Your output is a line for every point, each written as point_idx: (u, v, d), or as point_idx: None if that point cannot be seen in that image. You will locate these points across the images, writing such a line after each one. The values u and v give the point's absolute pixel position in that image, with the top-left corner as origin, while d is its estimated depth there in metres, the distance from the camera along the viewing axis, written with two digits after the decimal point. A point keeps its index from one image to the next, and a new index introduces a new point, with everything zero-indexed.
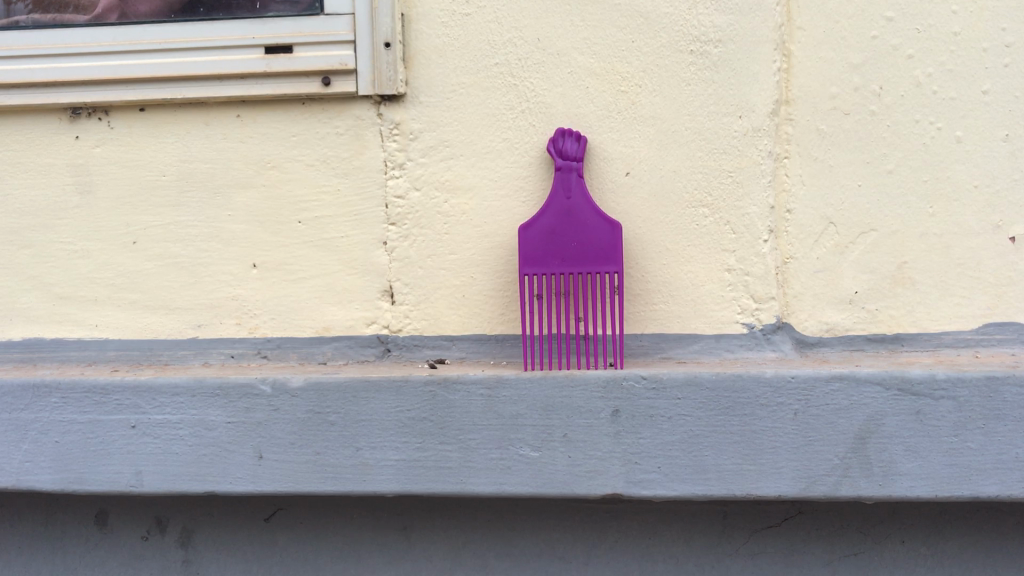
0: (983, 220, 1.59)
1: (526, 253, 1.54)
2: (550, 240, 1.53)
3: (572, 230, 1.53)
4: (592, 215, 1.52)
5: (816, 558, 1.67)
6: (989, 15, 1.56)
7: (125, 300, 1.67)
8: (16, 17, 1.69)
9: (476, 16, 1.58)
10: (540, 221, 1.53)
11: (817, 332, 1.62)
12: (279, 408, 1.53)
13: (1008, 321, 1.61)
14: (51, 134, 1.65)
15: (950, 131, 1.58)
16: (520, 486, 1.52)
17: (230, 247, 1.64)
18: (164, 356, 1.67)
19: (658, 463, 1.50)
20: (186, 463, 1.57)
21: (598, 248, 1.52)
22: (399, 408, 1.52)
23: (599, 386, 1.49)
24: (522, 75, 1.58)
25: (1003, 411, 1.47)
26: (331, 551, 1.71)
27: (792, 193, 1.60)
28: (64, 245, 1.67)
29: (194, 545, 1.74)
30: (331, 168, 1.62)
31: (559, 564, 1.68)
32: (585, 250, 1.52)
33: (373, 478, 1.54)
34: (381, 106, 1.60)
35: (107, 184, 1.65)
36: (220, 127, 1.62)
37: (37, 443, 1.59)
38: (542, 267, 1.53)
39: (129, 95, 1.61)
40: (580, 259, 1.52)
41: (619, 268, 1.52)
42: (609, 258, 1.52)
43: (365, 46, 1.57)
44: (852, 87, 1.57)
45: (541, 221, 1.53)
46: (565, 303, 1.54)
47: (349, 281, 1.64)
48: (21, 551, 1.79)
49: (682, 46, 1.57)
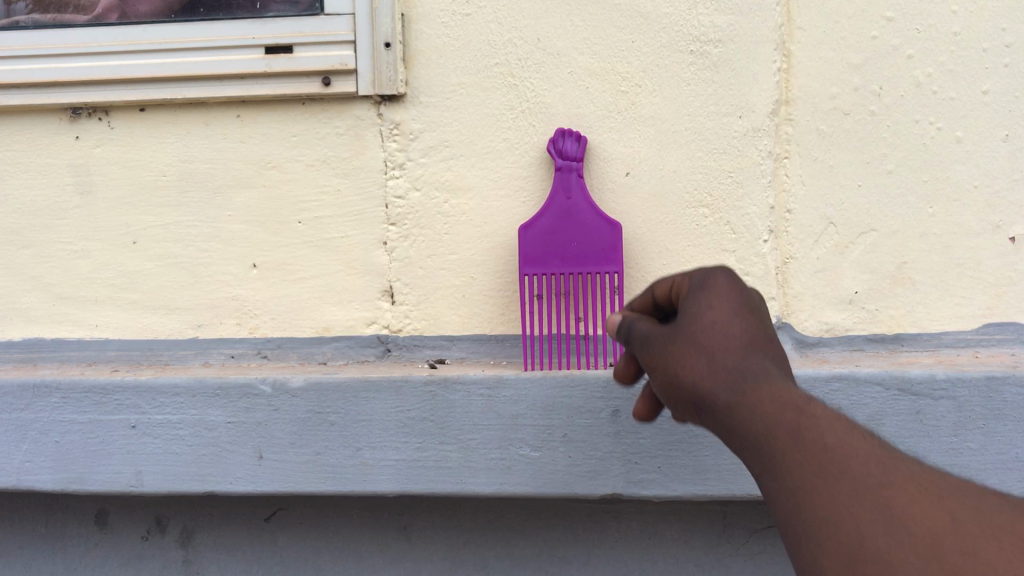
0: (983, 220, 1.59)
1: (526, 253, 1.54)
2: (550, 240, 1.53)
3: (573, 230, 1.53)
4: (592, 215, 1.53)
5: None
6: (989, 16, 1.56)
7: (125, 300, 1.67)
8: (16, 17, 1.69)
9: (476, 16, 1.58)
10: (540, 221, 1.54)
11: (816, 332, 1.62)
12: (278, 409, 1.53)
13: (1008, 321, 1.61)
14: (51, 134, 1.65)
15: (950, 131, 1.58)
16: (520, 486, 1.52)
17: (230, 247, 1.64)
18: (164, 356, 1.67)
19: (658, 463, 1.51)
20: (186, 464, 1.57)
21: (598, 248, 1.53)
22: (399, 408, 1.52)
23: (599, 385, 1.49)
24: (522, 75, 1.58)
25: (1003, 411, 1.47)
26: (331, 551, 1.71)
27: (792, 193, 1.60)
28: (64, 245, 1.67)
29: (194, 545, 1.74)
30: (331, 167, 1.62)
31: (559, 564, 1.68)
32: (585, 250, 1.53)
33: (374, 478, 1.54)
34: (381, 106, 1.60)
35: (107, 184, 1.65)
36: (221, 127, 1.62)
37: (37, 443, 1.59)
38: (542, 266, 1.53)
39: (129, 95, 1.61)
40: (581, 259, 1.52)
41: (619, 268, 1.52)
42: (608, 259, 1.53)
43: (365, 45, 1.56)
44: (853, 87, 1.58)
45: (541, 221, 1.54)
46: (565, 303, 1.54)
47: (349, 281, 1.64)
48: (21, 551, 1.79)
49: (682, 46, 1.56)
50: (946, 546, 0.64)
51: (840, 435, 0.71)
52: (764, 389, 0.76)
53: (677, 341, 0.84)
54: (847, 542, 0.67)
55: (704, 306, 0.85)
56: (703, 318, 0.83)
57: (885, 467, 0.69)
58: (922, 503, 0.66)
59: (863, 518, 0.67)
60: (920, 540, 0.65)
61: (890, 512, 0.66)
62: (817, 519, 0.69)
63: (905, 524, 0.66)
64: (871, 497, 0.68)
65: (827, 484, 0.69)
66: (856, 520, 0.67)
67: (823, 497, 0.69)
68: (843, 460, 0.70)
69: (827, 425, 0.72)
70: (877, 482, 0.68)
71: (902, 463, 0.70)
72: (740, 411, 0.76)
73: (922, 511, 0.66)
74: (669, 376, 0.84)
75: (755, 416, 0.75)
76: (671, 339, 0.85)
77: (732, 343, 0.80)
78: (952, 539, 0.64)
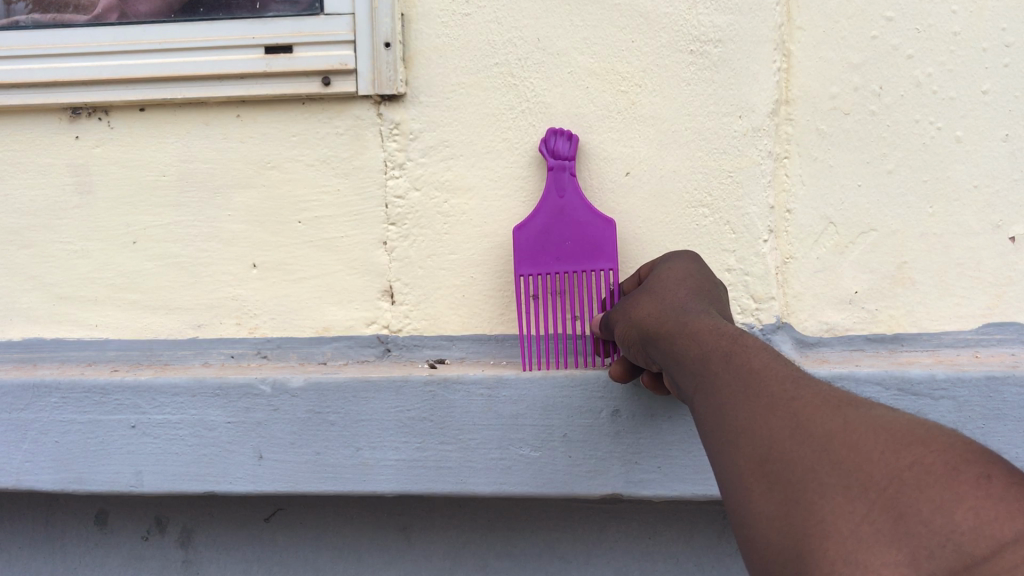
0: (983, 220, 1.59)
1: (521, 254, 1.54)
2: (546, 239, 1.53)
3: (568, 228, 1.54)
4: (586, 212, 1.54)
5: None
6: (989, 15, 1.56)
7: (125, 300, 1.67)
8: (16, 17, 1.69)
9: (476, 16, 1.58)
10: (534, 221, 1.54)
11: (816, 332, 1.62)
12: (278, 408, 1.53)
13: (1008, 321, 1.61)
14: (51, 134, 1.65)
15: (950, 131, 1.58)
16: (520, 485, 1.53)
17: (229, 247, 1.64)
18: (164, 356, 1.67)
19: (658, 463, 1.51)
20: (186, 464, 1.57)
21: (593, 244, 1.53)
22: (399, 408, 1.52)
23: (599, 385, 1.49)
24: (522, 75, 1.58)
25: (1003, 411, 1.47)
26: (331, 551, 1.71)
27: (792, 193, 1.60)
28: (64, 245, 1.67)
29: (194, 545, 1.74)
30: (331, 167, 1.62)
31: (559, 564, 1.69)
32: (580, 247, 1.53)
33: (374, 478, 1.54)
34: (381, 106, 1.60)
35: (107, 184, 1.65)
36: (221, 127, 1.62)
37: (37, 443, 1.59)
38: (539, 265, 1.54)
39: (129, 94, 1.61)
40: (576, 256, 1.53)
41: (613, 263, 1.53)
42: (603, 255, 1.53)
43: (365, 45, 1.56)
44: (852, 87, 1.58)
45: (535, 220, 1.54)
46: (562, 301, 1.54)
47: (350, 281, 1.63)
48: (20, 551, 1.79)
49: (682, 46, 1.56)
50: (834, 442, 0.78)
51: (764, 365, 0.92)
52: (708, 333, 1.03)
53: (644, 299, 1.23)
54: (761, 444, 0.84)
55: (669, 290, 1.21)
56: (666, 274, 1.26)
57: (798, 387, 0.87)
58: (824, 412, 0.82)
59: (769, 422, 0.85)
60: (816, 437, 0.80)
61: (797, 418, 0.83)
62: (734, 425, 0.88)
63: (808, 429, 0.81)
64: (784, 408, 0.85)
65: (743, 397, 0.89)
66: (766, 425, 0.85)
67: (745, 409, 0.88)
68: (763, 381, 0.89)
69: (755, 357, 0.94)
70: (788, 397, 0.86)
71: (814, 385, 0.87)
72: (688, 342, 1.04)
73: (822, 416, 0.81)
74: (653, 325, 1.15)
75: (698, 347, 1.01)
76: (640, 295, 1.26)
77: (702, 316, 1.09)
78: (843, 436, 0.78)
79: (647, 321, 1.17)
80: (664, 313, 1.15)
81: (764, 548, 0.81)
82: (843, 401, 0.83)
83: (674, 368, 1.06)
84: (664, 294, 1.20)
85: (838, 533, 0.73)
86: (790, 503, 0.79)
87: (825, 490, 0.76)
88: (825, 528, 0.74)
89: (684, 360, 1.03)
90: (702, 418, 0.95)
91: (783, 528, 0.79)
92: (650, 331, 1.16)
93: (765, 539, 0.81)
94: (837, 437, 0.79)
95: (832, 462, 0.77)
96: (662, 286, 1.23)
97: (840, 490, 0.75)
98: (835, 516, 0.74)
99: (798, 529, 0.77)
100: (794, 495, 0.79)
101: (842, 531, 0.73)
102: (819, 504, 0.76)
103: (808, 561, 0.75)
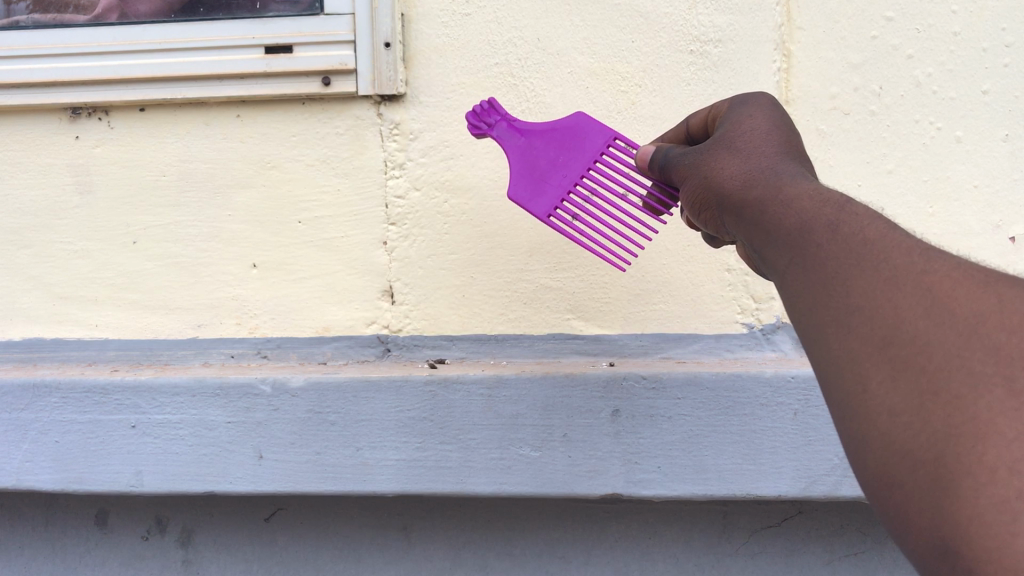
0: (983, 220, 1.59)
1: (532, 201, 1.34)
2: (538, 170, 1.35)
3: (551, 146, 1.36)
4: (547, 124, 1.37)
5: (816, 558, 1.68)
6: (989, 16, 1.56)
7: (125, 300, 1.67)
8: (16, 17, 1.69)
9: (476, 16, 1.58)
10: (515, 171, 1.35)
11: None
12: (278, 408, 1.53)
13: None
14: (51, 134, 1.65)
15: (950, 131, 1.58)
16: (520, 486, 1.52)
17: (229, 247, 1.64)
18: (164, 356, 1.66)
19: (659, 463, 1.51)
20: (186, 464, 1.57)
21: (573, 139, 1.36)
22: (399, 408, 1.52)
23: (599, 385, 1.50)
24: (522, 75, 1.58)
25: None
26: (331, 551, 1.71)
27: None
28: (64, 245, 1.67)
29: (194, 545, 1.74)
30: (331, 168, 1.62)
31: (559, 564, 1.69)
32: (567, 149, 1.36)
33: (373, 478, 1.54)
34: (381, 106, 1.60)
35: (107, 184, 1.65)
36: (220, 127, 1.63)
37: (37, 442, 1.59)
38: (553, 197, 1.35)
39: (129, 95, 1.61)
40: (571, 158, 1.36)
41: (602, 132, 1.36)
42: (593, 134, 1.36)
43: (365, 45, 1.56)
44: (852, 87, 1.58)
45: (516, 168, 1.35)
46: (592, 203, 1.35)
47: (350, 282, 1.63)
48: (21, 551, 1.79)
49: (681, 46, 1.56)
50: (986, 326, 0.60)
51: (886, 234, 0.68)
52: (810, 198, 0.75)
53: (710, 155, 0.93)
54: (882, 322, 0.64)
55: (754, 143, 0.90)
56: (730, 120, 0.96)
57: (930, 256, 0.65)
58: (969, 285, 0.62)
59: (896, 298, 0.64)
60: (962, 318, 0.61)
61: (933, 293, 0.63)
62: (844, 300, 0.66)
63: (949, 307, 0.61)
64: (913, 281, 0.64)
65: (855, 267, 0.67)
66: (889, 301, 0.64)
67: (858, 283, 0.66)
68: (883, 250, 0.67)
69: (871, 225, 0.69)
70: (919, 267, 0.64)
71: (947, 254, 0.66)
72: (783, 209, 0.77)
73: (968, 292, 0.62)
74: (734, 190, 0.85)
75: (788, 210, 0.76)
76: (710, 150, 0.94)
77: (799, 178, 0.81)
78: (998, 317, 0.60)
79: (725, 185, 0.87)
80: (737, 171, 0.86)
81: (874, 451, 0.62)
82: (990, 275, 0.63)
83: (758, 240, 0.79)
84: (752, 151, 0.88)
85: (999, 435, 0.56)
86: (925, 396, 0.60)
87: (977, 382, 0.58)
88: (980, 429, 0.57)
89: (767, 225, 0.78)
90: (790, 295, 0.72)
91: (912, 429, 0.60)
92: (728, 198, 0.86)
93: (878, 438, 0.62)
94: (990, 319, 0.60)
95: (987, 347, 0.59)
96: (747, 140, 0.90)
97: (1000, 382, 0.58)
98: (995, 415, 0.57)
99: (935, 427, 0.59)
100: (931, 387, 0.60)
101: (1006, 433, 0.56)
102: (972, 400, 0.58)
103: (949, 471, 0.58)
